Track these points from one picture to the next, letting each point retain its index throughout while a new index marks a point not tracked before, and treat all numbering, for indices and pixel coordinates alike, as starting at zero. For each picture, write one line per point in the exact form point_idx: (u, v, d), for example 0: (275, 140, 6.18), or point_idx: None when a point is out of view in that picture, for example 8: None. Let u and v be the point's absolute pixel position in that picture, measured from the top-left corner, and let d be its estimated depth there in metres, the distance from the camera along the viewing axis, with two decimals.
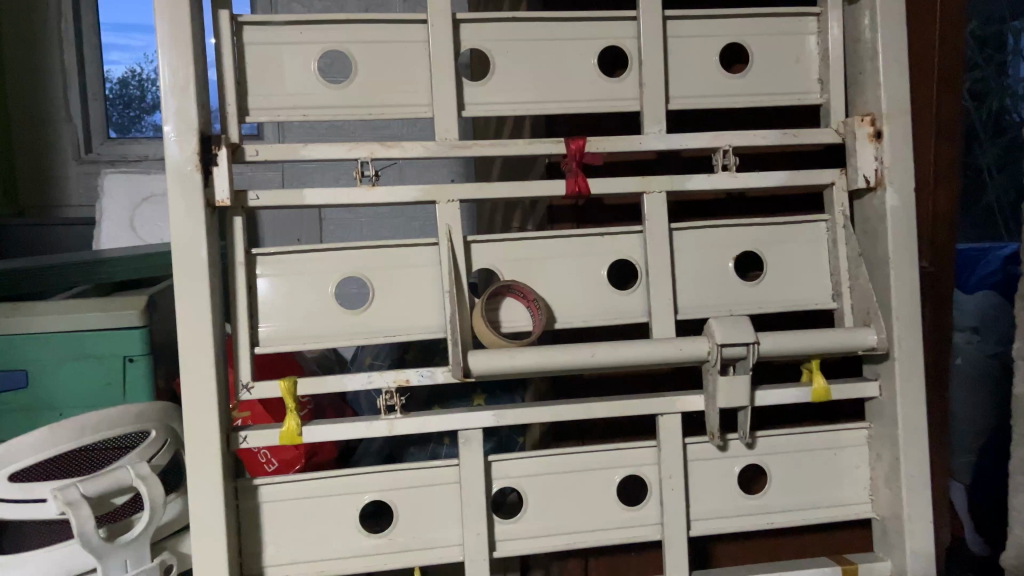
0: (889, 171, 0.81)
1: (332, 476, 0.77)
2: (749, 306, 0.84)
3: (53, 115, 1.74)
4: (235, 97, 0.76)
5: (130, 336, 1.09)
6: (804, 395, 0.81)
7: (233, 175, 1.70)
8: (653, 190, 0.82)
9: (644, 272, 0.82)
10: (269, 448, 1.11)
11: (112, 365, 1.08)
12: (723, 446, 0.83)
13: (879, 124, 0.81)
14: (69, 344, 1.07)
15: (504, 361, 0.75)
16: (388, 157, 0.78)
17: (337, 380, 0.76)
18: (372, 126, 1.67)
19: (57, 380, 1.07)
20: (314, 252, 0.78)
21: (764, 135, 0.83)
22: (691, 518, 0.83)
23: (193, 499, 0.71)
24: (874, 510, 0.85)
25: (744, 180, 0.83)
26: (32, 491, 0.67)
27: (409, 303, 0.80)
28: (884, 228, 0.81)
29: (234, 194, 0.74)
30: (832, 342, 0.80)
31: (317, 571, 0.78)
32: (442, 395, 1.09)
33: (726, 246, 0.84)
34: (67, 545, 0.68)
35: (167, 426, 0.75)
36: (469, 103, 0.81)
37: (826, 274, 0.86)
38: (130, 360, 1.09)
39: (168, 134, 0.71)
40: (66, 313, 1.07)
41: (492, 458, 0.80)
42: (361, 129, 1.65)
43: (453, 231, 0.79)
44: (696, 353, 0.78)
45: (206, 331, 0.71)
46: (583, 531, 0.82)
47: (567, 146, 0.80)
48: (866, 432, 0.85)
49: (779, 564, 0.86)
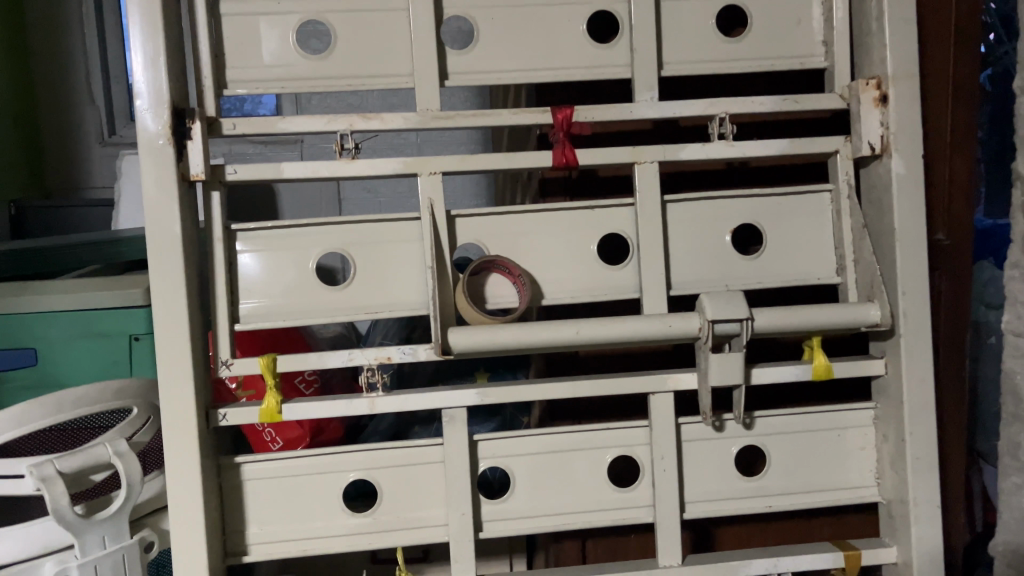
0: (896, 137, 0.77)
1: (313, 455, 0.76)
2: (747, 281, 0.81)
3: (77, 98, 1.76)
4: (212, 69, 0.74)
5: (135, 315, 1.09)
6: (804, 373, 0.78)
7: (252, 153, 1.69)
8: (645, 160, 0.79)
9: (635, 246, 0.79)
10: (274, 426, 1.10)
11: (118, 344, 1.09)
12: (720, 426, 0.80)
13: (885, 87, 0.77)
14: (76, 322, 1.08)
15: (485, 337, 0.73)
16: (369, 129, 0.76)
17: (318, 357, 0.75)
18: (387, 100, 1.65)
19: (66, 359, 1.08)
20: (295, 227, 0.77)
21: (762, 101, 0.79)
22: (685, 501, 0.80)
23: (171, 476, 0.71)
24: (880, 494, 0.81)
25: (741, 149, 0.79)
26: (10, 467, 0.67)
27: (392, 279, 0.78)
28: (889, 198, 0.77)
29: (210, 168, 0.74)
30: (833, 317, 0.76)
31: (301, 550, 0.77)
32: (444, 373, 1.07)
33: (723, 219, 0.81)
34: (44, 521, 0.68)
35: (148, 402, 0.75)
36: (452, 73, 0.78)
37: (830, 247, 0.82)
38: (136, 339, 1.09)
39: (140, 107, 0.70)
40: (71, 292, 1.08)
41: (479, 437, 0.78)
42: (374, 102, 1.63)
43: (436, 204, 0.77)
44: (687, 330, 0.75)
45: (181, 305, 0.70)
46: (572, 513, 0.80)
47: (553, 118, 0.78)
48: (872, 412, 0.81)
49: (780, 548, 0.82)
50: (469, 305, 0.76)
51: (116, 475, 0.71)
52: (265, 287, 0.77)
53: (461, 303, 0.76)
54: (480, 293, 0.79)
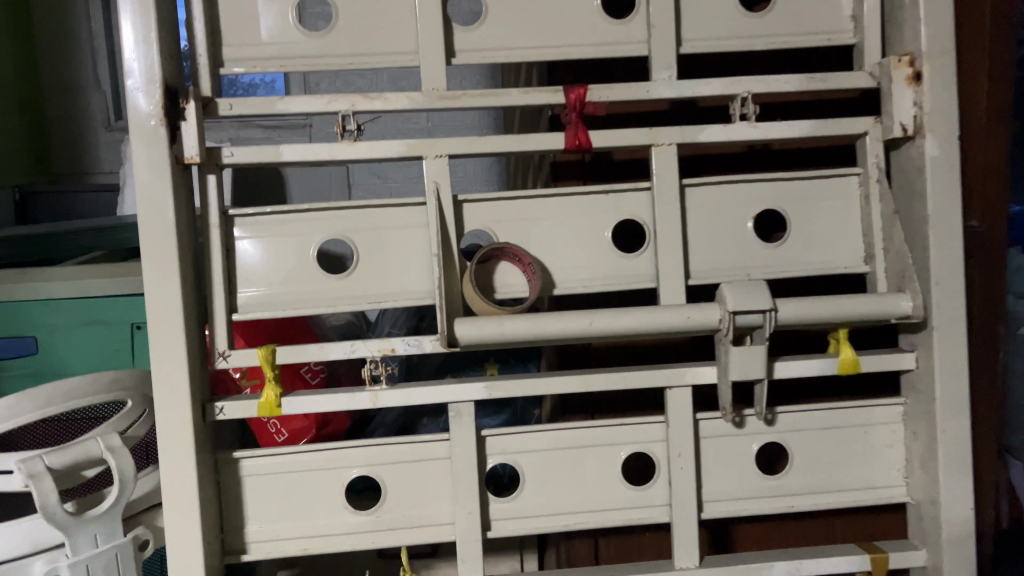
0: (930, 117, 0.72)
1: (314, 450, 0.73)
2: (769, 270, 0.77)
3: (83, 82, 1.73)
4: (207, 47, 0.71)
5: (137, 302, 1.06)
6: (829, 367, 0.74)
7: (258, 136, 1.66)
8: (662, 142, 0.75)
9: (651, 233, 0.76)
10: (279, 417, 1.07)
11: (120, 332, 1.06)
12: (740, 422, 0.76)
13: (919, 64, 0.72)
14: (77, 310, 1.05)
15: (493, 328, 0.69)
16: (372, 110, 0.73)
17: (319, 348, 0.72)
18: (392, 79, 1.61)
19: (66, 347, 1.05)
20: (295, 212, 0.74)
21: (786, 80, 0.75)
22: (702, 500, 0.77)
23: (166, 473, 0.68)
24: (909, 494, 0.77)
25: (764, 131, 0.75)
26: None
27: (396, 267, 0.75)
28: (922, 182, 0.73)
29: (205, 151, 0.70)
30: (861, 308, 0.72)
31: (302, 548, 0.74)
32: (453, 365, 1.04)
33: (744, 204, 0.77)
34: (32, 518, 0.66)
35: (143, 396, 0.72)
36: (459, 51, 0.75)
37: (857, 234, 0.77)
38: (138, 327, 1.06)
39: (131, 87, 0.66)
40: (72, 279, 1.05)
41: (487, 432, 0.75)
42: (381, 82, 1.59)
43: (442, 189, 0.73)
44: (707, 321, 0.71)
45: (175, 294, 0.67)
46: (584, 511, 0.76)
47: (566, 98, 0.74)
48: (901, 408, 0.77)
49: (802, 550, 0.79)
50: (477, 295, 0.72)
51: (109, 470, 0.68)
52: (264, 275, 0.74)
53: (469, 292, 0.72)
54: (488, 282, 0.75)
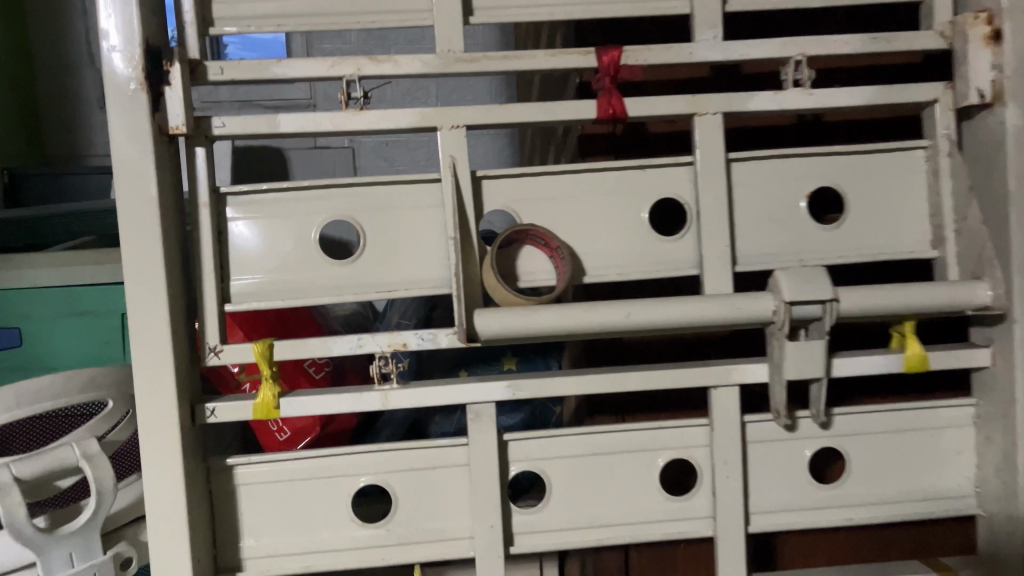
0: (1011, 82, 0.64)
1: (317, 457, 0.65)
2: (825, 255, 0.69)
3: (77, 61, 1.65)
4: (194, 3, 0.63)
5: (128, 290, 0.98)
6: (894, 363, 0.66)
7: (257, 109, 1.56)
8: (706, 111, 0.66)
9: (693, 214, 0.68)
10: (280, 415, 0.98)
11: (111, 323, 0.99)
12: (793, 425, 0.68)
13: (999, 22, 0.64)
14: (65, 298, 0.97)
15: (518, 322, 0.62)
16: (380, 74, 0.65)
17: (322, 343, 0.64)
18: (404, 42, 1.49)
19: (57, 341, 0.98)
20: (294, 191, 0.66)
21: (846, 41, 0.66)
22: (750, 513, 0.69)
23: (150, 483, 0.60)
24: (980, 505, 0.69)
25: (821, 99, 0.67)
26: None
27: (407, 252, 0.67)
28: (1001, 156, 0.64)
29: (193, 120, 0.63)
30: (932, 298, 0.64)
31: (304, 565, 0.66)
32: (468, 358, 0.96)
33: (797, 181, 0.68)
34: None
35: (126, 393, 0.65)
36: (477, 9, 0.67)
37: (923, 215, 0.69)
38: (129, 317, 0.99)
39: (107, 47, 0.58)
40: (58, 265, 0.97)
41: (510, 437, 0.67)
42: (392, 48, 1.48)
43: (459, 164, 0.65)
44: (758, 313, 0.63)
45: (159, 282, 0.59)
46: (618, 525, 0.68)
47: (598, 61, 0.66)
48: (972, 409, 0.69)
49: (860, 567, 0.71)
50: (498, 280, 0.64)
51: (86, 479, 0.61)
52: (260, 261, 0.66)
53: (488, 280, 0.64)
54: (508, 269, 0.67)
